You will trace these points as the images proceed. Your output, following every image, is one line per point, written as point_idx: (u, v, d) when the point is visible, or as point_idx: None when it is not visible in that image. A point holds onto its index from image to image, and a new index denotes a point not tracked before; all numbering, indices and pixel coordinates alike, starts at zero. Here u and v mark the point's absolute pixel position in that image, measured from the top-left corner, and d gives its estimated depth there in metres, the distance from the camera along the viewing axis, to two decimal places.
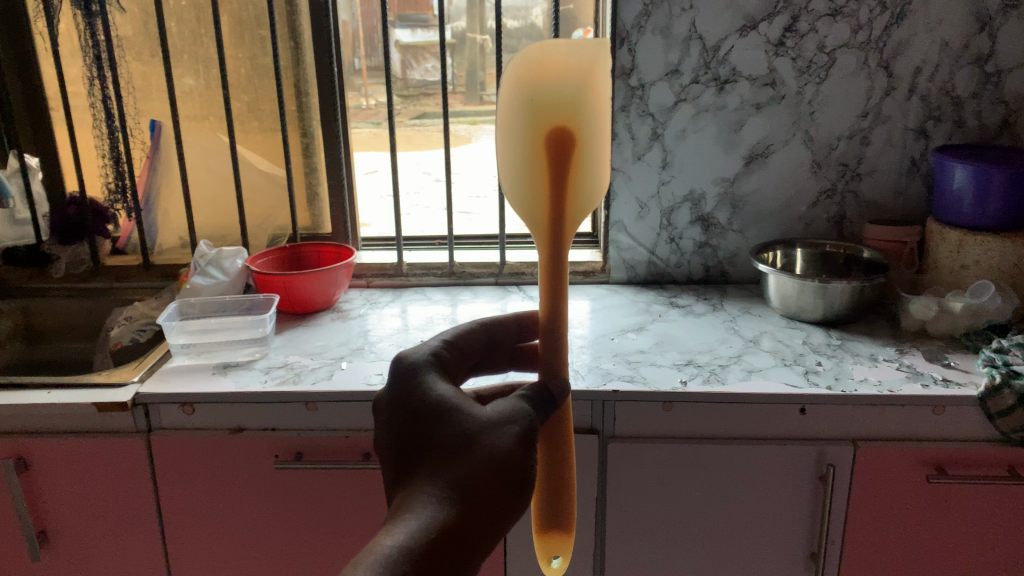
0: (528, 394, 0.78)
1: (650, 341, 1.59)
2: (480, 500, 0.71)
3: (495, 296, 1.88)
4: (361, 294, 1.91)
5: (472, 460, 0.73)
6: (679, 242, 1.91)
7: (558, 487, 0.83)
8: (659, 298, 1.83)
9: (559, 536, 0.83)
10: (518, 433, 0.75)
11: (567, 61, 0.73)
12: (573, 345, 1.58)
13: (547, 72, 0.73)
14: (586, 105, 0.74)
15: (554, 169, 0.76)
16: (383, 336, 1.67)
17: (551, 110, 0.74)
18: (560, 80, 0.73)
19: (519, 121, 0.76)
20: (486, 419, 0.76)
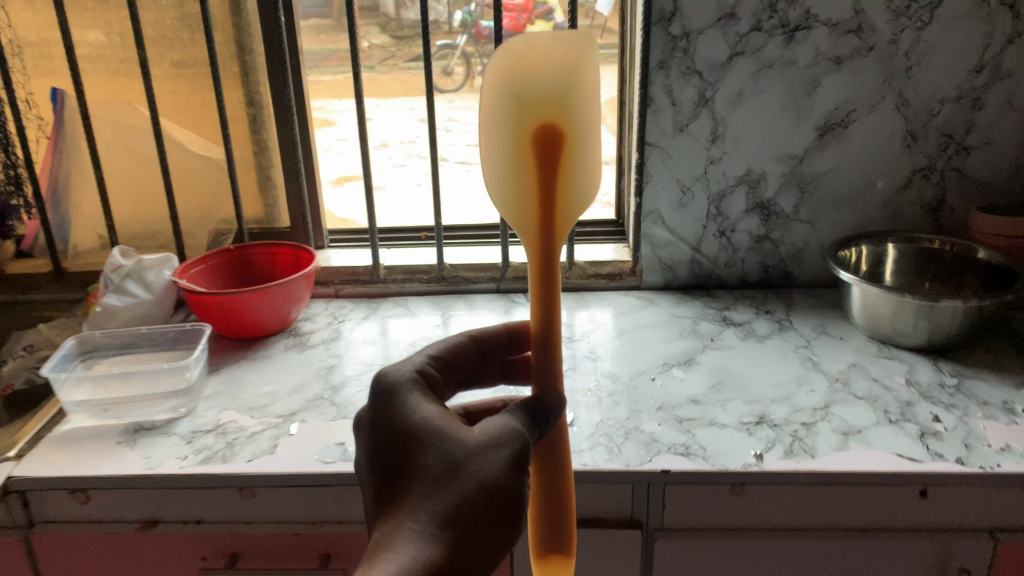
0: (519, 414, 0.83)
1: (703, 385, 1.20)
2: (469, 530, 0.77)
3: (498, 311, 1.48)
4: (328, 309, 1.52)
5: (458, 489, 0.78)
6: (730, 236, 1.50)
7: (556, 508, 0.87)
8: (712, 313, 1.42)
9: (558, 560, 0.87)
10: (505, 460, 0.79)
11: (553, 60, 0.75)
12: (601, 391, 1.19)
13: (535, 63, 0.76)
14: (572, 96, 0.76)
15: (542, 162, 0.78)
16: (352, 374, 1.28)
17: (541, 105, 0.77)
18: (547, 74, 0.75)
19: (508, 113, 0.78)
20: (473, 448, 0.80)
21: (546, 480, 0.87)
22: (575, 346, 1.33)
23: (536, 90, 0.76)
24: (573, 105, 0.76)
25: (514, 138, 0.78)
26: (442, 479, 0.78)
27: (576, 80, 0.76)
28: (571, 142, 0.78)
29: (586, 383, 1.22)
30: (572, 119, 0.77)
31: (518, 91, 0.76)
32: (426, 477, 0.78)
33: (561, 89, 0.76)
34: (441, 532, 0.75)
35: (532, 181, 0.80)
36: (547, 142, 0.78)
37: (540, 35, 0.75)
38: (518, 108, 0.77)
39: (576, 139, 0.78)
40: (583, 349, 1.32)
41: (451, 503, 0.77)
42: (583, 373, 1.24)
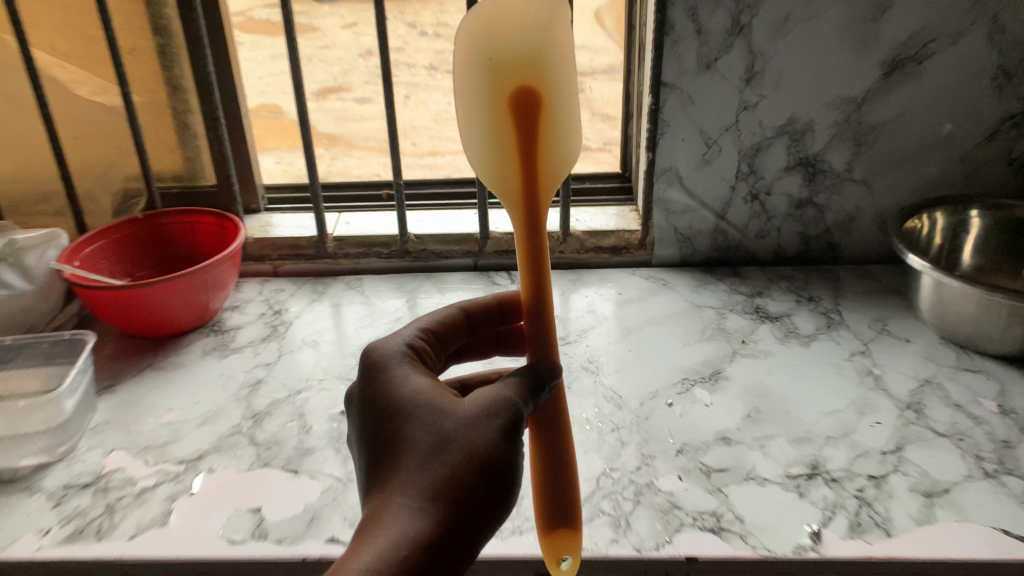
0: (515, 382, 0.71)
1: (735, 417, 0.92)
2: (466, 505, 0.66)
3: (472, 297, 1.19)
4: (264, 294, 1.22)
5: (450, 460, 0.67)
6: (764, 200, 1.20)
7: (558, 473, 0.72)
8: (742, 303, 1.13)
9: (567, 537, 0.71)
10: (500, 432, 0.69)
11: (527, 15, 0.61)
12: (603, 424, 0.91)
13: (505, 28, 0.61)
14: (552, 59, 0.62)
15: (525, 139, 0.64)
16: (281, 393, 0.99)
17: (519, 74, 0.62)
18: (521, 34, 0.61)
19: (480, 89, 0.63)
20: (464, 419, 0.69)
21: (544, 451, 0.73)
22: (571, 350, 1.05)
23: (507, 56, 0.62)
24: (550, 69, 0.63)
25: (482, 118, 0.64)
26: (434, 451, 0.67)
27: (553, 38, 0.62)
28: (552, 113, 0.64)
29: (583, 411, 0.93)
30: (554, 86, 0.63)
31: (487, 57, 0.62)
32: (415, 448, 0.68)
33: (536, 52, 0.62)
34: (433, 507, 0.65)
35: (509, 163, 0.66)
36: (528, 117, 0.64)
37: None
38: (485, 79, 0.63)
39: (555, 112, 0.64)
40: (581, 356, 1.03)
41: (444, 475, 0.66)
42: (579, 395, 0.96)
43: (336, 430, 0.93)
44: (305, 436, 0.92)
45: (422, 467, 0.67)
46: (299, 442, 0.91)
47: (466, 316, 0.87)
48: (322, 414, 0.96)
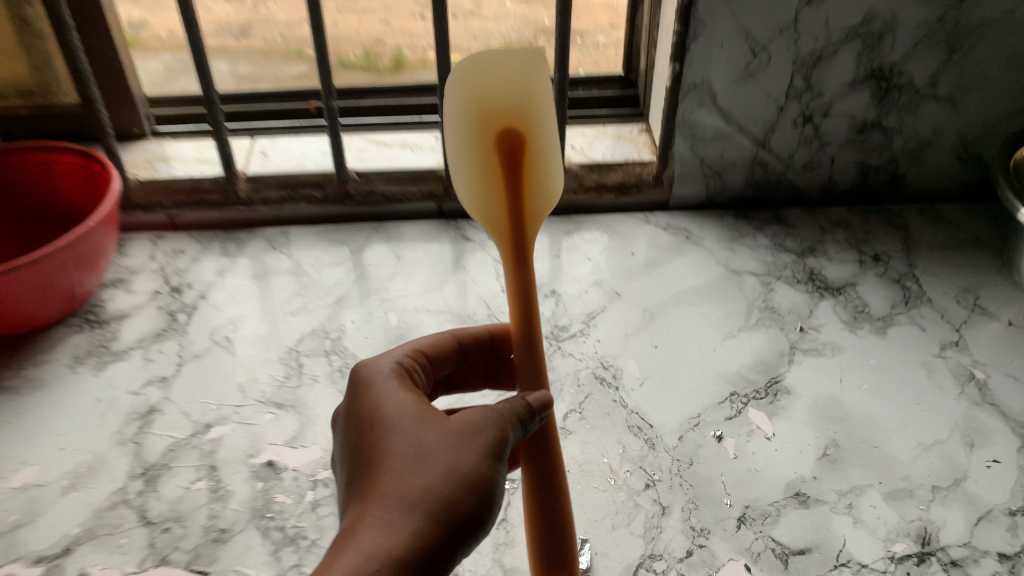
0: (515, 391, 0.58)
1: (808, 461, 0.68)
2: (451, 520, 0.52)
3: (438, 260, 0.90)
4: (157, 258, 0.91)
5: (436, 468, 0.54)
6: (817, 123, 0.90)
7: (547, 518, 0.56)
8: (792, 268, 0.87)
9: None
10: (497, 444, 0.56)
11: (510, 62, 0.53)
12: (633, 478, 0.67)
13: (487, 82, 0.54)
14: (538, 110, 0.54)
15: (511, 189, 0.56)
16: (183, 430, 0.72)
17: (501, 124, 0.54)
18: (504, 84, 0.54)
19: (464, 146, 0.55)
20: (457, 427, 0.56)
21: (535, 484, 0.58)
22: (578, 348, 0.78)
23: (489, 101, 0.54)
24: (540, 115, 0.55)
25: (464, 173, 0.56)
26: (414, 453, 0.55)
27: (541, 88, 0.54)
28: (539, 163, 0.56)
29: (605, 455, 0.68)
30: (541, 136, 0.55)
31: (469, 111, 0.54)
32: (391, 451, 0.55)
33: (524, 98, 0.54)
34: (409, 518, 0.51)
35: (495, 214, 0.57)
36: (513, 166, 0.55)
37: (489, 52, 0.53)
38: (467, 132, 0.55)
39: (544, 162, 0.56)
40: (593, 359, 0.77)
41: (425, 483, 0.53)
42: (597, 426, 0.71)
43: (262, 495, 0.66)
44: (220, 507, 0.66)
45: (399, 471, 0.54)
46: (210, 520, 0.65)
47: (459, 347, 0.66)
48: (242, 465, 0.69)
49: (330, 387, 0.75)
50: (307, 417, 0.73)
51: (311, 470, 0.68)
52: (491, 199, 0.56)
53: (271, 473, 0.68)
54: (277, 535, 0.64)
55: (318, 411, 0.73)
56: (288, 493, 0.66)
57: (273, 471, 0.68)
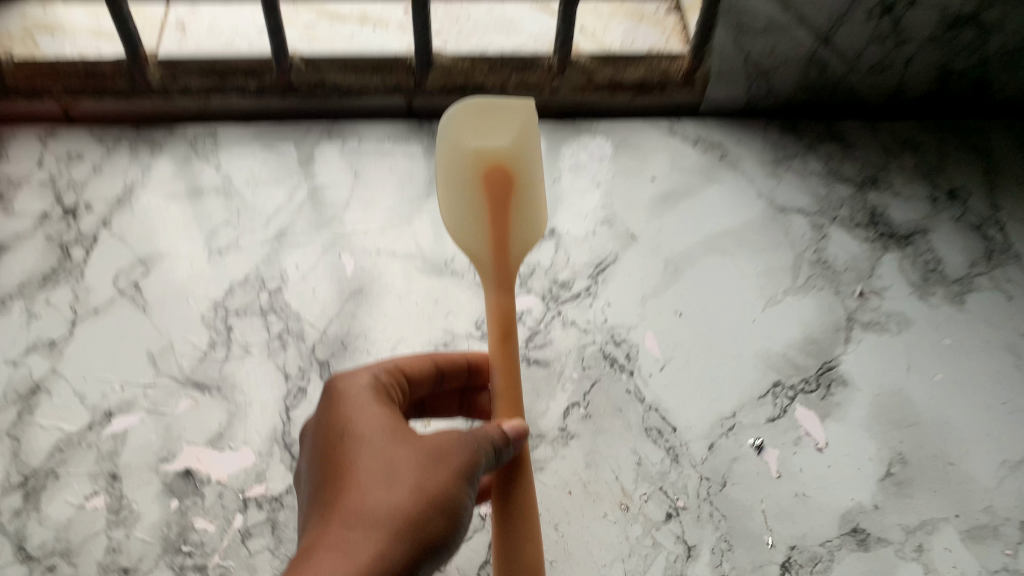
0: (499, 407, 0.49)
1: (867, 484, 0.55)
2: (419, 550, 0.44)
3: (407, 181, 0.71)
4: (45, 163, 0.71)
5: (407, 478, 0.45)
6: (900, 15, 0.69)
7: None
8: (850, 206, 0.70)
9: None
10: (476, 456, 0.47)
11: (504, 106, 0.51)
12: (652, 505, 0.53)
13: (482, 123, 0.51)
14: (530, 156, 0.51)
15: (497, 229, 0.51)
16: (76, 421, 0.56)
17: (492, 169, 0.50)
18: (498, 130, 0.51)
19: (454, 181, 0.51)
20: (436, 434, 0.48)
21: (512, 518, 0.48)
22: (583, 316, 0.62)
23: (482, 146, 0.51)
24: (533, 160, 0.52)
25: (452, 223, 0.52)
26: (381, 468, 0.46)
27: (534, 136, 0.51)
28: (527, 203, 0.52)
29: (617, 472, 0.54)
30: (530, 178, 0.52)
31: (461, 152, 0.51)
32: (355, 465, 0.46)
33: (512, 262, 0.52)
34: (369, 541, 0.43)
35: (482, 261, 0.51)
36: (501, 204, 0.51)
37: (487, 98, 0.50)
38: (457, 168, 0.51)
39: (530, 211, 0.52)
40: (601, 331, 0.61)
41: (392, 504, 0.44)
42: (606, 429, 0.56)
43: (177, 520, 0.52)
44: (122, 536, 0.51)
45: (362, 488, 0.45)
46: (109, 555, 0.50)
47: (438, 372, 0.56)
48: (152, 475, 0.53)
49: (267, 362, 0.59)
50: (237, 406, 0.57)
51: (241, 484, 0.53)
52: (477, 253, 0.52)
53: (189, 487, 0.53)
54: None
55: (250, 397, 0.57)
56: (210, 518, 0.52)
57: (192, 484, 0.53)
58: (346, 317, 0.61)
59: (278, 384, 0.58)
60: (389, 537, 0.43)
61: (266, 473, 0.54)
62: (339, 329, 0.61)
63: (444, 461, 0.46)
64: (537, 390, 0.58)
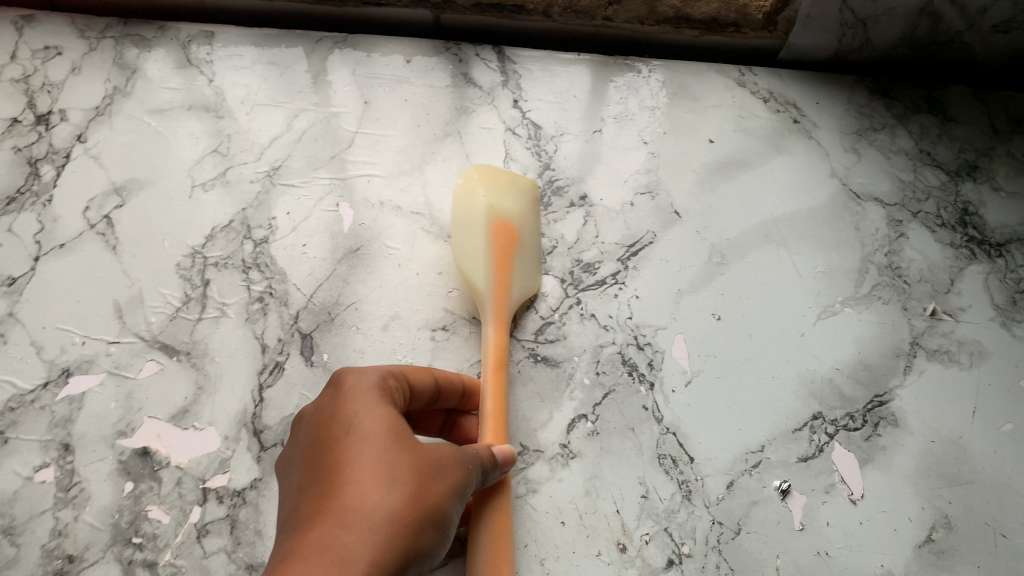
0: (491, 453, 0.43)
1: (902, 549, 0.48)
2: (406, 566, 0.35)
3: (424, 117, 0.61)
4: (19, 56, 0.62)
5: (406, 475, 0.37)
6: None
7: None
8: (937, 199, 0.59)
9: None
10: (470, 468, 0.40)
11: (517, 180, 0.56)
12: (652, 549, 0.47)
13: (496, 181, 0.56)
14: (532, 222, 0.55)
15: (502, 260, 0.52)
16: (30, 377, 0.51)
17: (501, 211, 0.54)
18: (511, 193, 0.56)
19: (465, 218, 0.54)
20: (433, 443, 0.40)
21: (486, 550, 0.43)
22: (606, 310, 0.54)
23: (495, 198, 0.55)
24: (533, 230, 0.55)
25: (462, 256, 0.52)
26: (374, 460, 0.37)
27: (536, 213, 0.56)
28: (526, 254, 0.54)
29: (618, 505, 0.48)
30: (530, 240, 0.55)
31: (476, 194, 0.55)
32: (342, 456, 0.37)
33: (511, 302, 0.52)
34: (359, 547, 0.34)
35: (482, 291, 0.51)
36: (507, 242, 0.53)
37: (504, 168, 0.57)
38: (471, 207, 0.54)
39: (529, 268, 0.54)
40: (623, 330, 0.53)
41: (386, 507, 0.36)
42: (613, 452, 0.50)
43: (130, 507, 0.47)
44: (69, 518, 0.47)
45: (350, 484, 0.36)
46: (54, 538, 0.46)
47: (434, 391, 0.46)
48: (107, 450, 0.49)
49: (243, 327, 0.53)
50: (206, 377, 0.51)
51: (202, 472, 0.48)
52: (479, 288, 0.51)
53: (145, 470, 0.48)
54: None
55: (221, 369, 0.51)
56: (165, 509, 0.47)
57: (149, 465, 0.48)
58: (338, 283, 0.54)
59: (254, 355, 0.52)
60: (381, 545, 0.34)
61: (230, 461, 0.48)
62: (328, 296, 0.54)
63: (440, 473, 0.38)
64: (541, 396, 0.51)
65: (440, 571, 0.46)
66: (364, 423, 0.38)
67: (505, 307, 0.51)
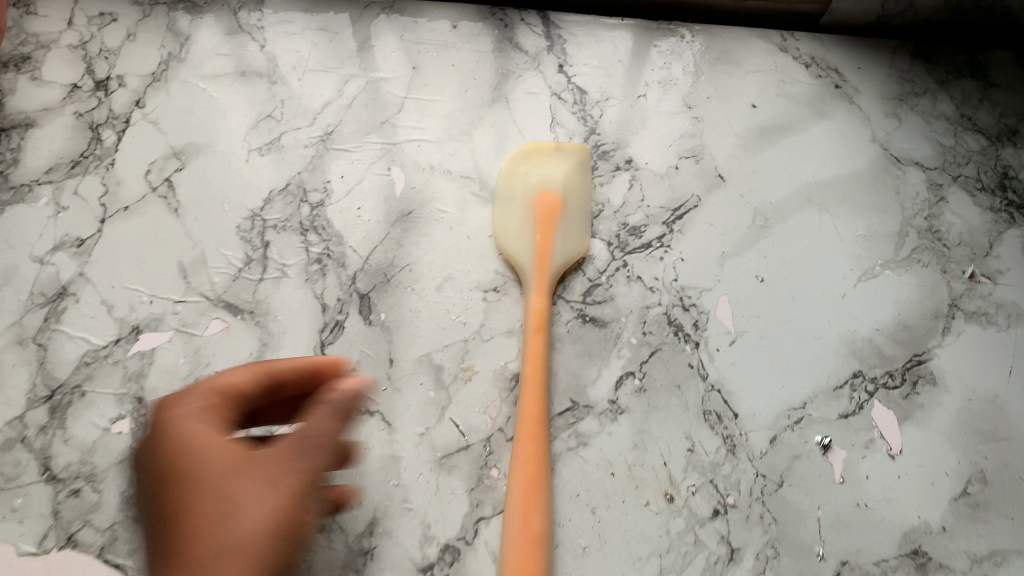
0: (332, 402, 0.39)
1: (939, 502, 0.50)
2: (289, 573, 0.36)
3: (471, 82, 0.63)
4: (76, 23, 0.64)
5: (242, 512, 0.36)
6: None
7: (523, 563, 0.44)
8: (977, 164, 0.60)
9: None
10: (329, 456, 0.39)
11: (564, 150, 0.59)
12: (699, 499, 0.49)
13: (543, 154, 0.58)
14: (578, 188, 0.57)
15: (543, 228, 0.55)
16: (103, 334, 0.53)
17: (544, 184, 0.57)
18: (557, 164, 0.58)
19: (511, 194, 0.57)
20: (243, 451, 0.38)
21: (522, 501, 0.46)
22: (651, 272, 0.56)
23: (540, 172, 0.58)
24: (582, 194, 0.57)
25: (506, 229, 0.56)
26: (218, 496, 0.37)
27: (586, 178, 0.58)
28: (572, 219, 0.56)
29: (665, 458, 0.50)
30: (577, 205, 0.57)
31: (521, 171, 0.58)
32: (188, 496, 0.37)
33: (555, 266, 0.54)
34: None
35: (524, 259, 0.54)
36: (549, 211, 0.56)
37: (552, 142, 0.59)
38: (516, 184, 0.57)
39: (577, 230, 0.56)
40: (669, 292, 0.55)
41: (243, 533, 0.35)
42: (660, 407, 0.52)
43: None
44: None
45: (202, 523, 0.36)
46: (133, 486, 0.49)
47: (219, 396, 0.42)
48: None
49: (303, 288, 0.55)
50: (270, 335, 0.53)
51: None
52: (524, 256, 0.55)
53: None
54: None
55: (284, 327, 0.53)
56: None
57: None
58: (392, 245, 0.56)
59: (315, 315, 0.54)
60: (243, 569, 0.34)
61: None
62: (383, 258, 0.56)
63: (233, 497, 0.37)
64: (591, 354, 0.53)
65: (497, 519, 0.48)
66: (202, 462, 0.38)
67: (548, 271, 0.53)
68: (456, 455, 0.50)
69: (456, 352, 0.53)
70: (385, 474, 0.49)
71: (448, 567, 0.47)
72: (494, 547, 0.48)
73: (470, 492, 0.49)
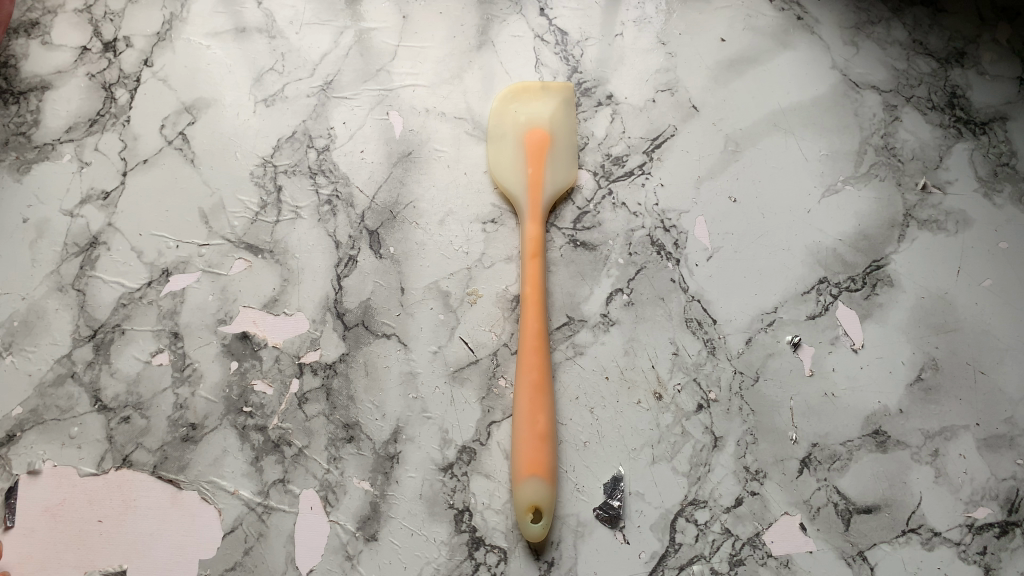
0: None
1: (896, 388, 0.56)
2: None
3: (458, 29, 0.66)
4: None
5: None
6: None
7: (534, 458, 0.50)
8: (928, 85, 0.66)
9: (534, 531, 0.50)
10: None
11: (548, 88, 0.63)
12: (684, 396, 0.55)
13: (528, 94, 0.63)
14: (563, 123, 0.62)
15: (534, 162, 0.60)
16: (136, 277, 0.58)
17: (532, 122, 0.61)
18: (542, 101, 0.62)
19: (502, 132, 0.62)
20: None
21: (529, 405, 0.52)
22: (634, 198, 0.61)
23: (527, 110, 0.62)
24: (568, 128, 0.62)
25: (499, 164, 0.61)
26: None
27: (570, 114, 0.63)
28: (559, 152, 0.61)
29: (653, 361, 0.56)
30: (562, 138, 0.61)
31: (509, 110, 0.62)
32: None
33: (546, 195, 0.59)
34: None
35: (518, 191, 0.59)
36: (538, 145, 0.60)
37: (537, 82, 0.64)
38: (506, 123, 0.62)
39: (565, 162, 0.61)
40: (651, 215, 0.61)
41: None
42: (646, 318, 0.57)
43: (238, 382, 0.55)
44: (188, 394, 0.55)
45: None
46: (178, 411, 0.54)
47: None
48: (211, 335, 0.56)
49: (317, 227, 0.60)
50: (290, 271, 0.58)
51: (297, 350, 0.56)
52: (516, 188, 0.59)
53: (247, 350, 0.56)
54: (257, 438, 0.54)
55: (302, 263, 0.58)
56: (268, 382, 0.55)
57: (250, 347, 0.56)
58: (395, 184, 0.61)
59: (329, 251, 0.59)
60: None
61: (319, 340, 0.56)
62: (388, 196, 0.61)
63: None
64: (583, 274, 0.59)
65: (507, 423, 0.54)
66: None
67: (540, 200, 0.58)
68: (466, 369, 0.56)
69: (460, 279, 0.58)
70: (405, 389, 0.55)
71: (466, 466, 0.53)
72: (506, 446, 0.54)
73: (482, 400, 0.55)
